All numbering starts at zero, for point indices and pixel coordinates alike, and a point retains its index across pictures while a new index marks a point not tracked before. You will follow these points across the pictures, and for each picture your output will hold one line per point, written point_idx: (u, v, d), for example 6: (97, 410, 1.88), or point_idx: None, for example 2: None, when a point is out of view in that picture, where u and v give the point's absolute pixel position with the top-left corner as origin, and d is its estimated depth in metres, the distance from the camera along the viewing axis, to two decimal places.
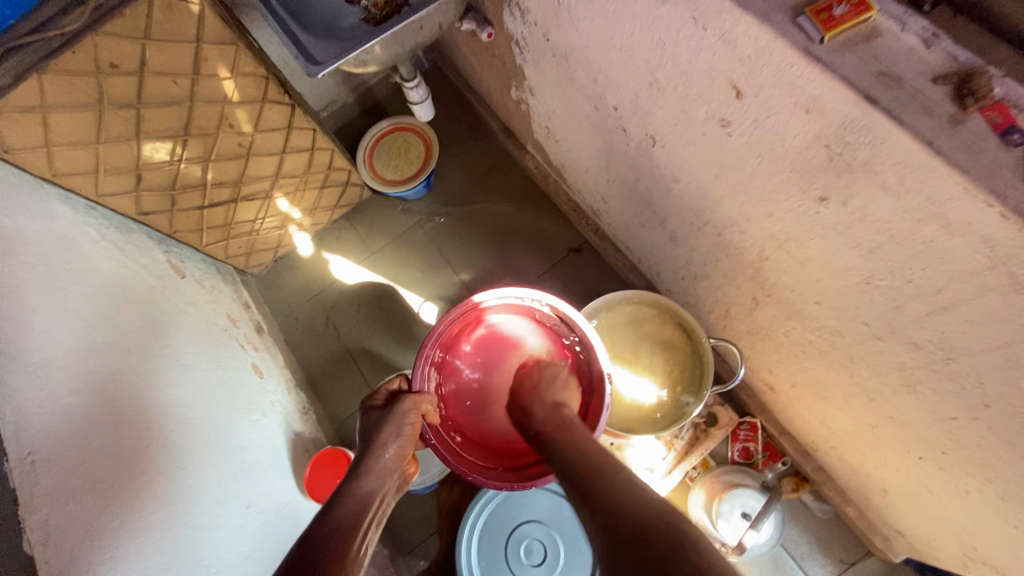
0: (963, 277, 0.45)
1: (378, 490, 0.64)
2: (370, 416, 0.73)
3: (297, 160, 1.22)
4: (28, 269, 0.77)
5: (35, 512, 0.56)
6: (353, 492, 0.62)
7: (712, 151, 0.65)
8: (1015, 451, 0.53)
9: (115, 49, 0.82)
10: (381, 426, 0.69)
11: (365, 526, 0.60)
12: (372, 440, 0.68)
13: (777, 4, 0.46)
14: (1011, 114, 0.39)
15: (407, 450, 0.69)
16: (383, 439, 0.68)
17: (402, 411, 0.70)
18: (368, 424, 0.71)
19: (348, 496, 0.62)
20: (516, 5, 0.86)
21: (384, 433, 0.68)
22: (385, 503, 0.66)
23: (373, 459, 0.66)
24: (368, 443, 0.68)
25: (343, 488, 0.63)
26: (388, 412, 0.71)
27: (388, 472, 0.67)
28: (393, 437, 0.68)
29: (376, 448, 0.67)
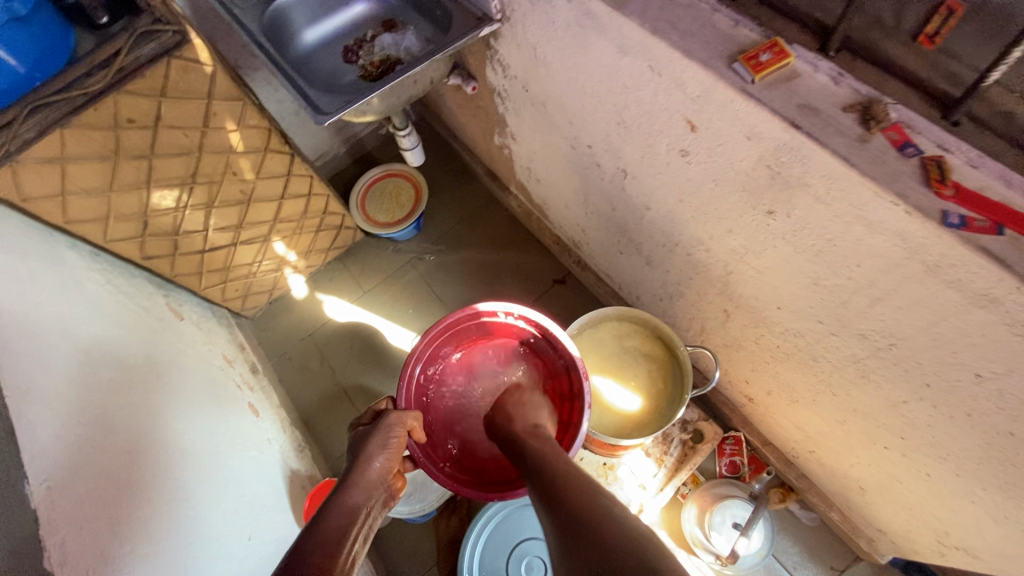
0: (888, 270, 0.53)
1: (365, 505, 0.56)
2: (357, 430, 0.66)
3: (294, 205, 1.30)
4: (39, 310, 0.81)
5: (53, 532, 0.57)
6: (335, 508, 0.54)
7: (675, 178, 0.74)
8: (958, 424, 0.60)
9: (134, 105, 0.90)
10: (365, 438, 0.63)
11: (352, 544, 0.51)
12: (356, 454, 0.61)
13: (717, 54, 0.56)
14: (905, 132, 0.48)
15: (394, 465, 0.62)
16: (369, 453, 0.61)
17: (388, 424, 0.64)
18: (351, 440, 0.65)
19: (328, 513, 0.53)
20: (497, 61, 0.98)
21: (370, 445, 0.62)
22: (371, 522, 0.57)
23: (357, 473, 0.58)
24: (352, 458, 0.61)
25: (324, 506, 0.54)
26: (375, 424, 0.65)
27: (376, 487, 0.59)
28: (380, 449, 0.62)
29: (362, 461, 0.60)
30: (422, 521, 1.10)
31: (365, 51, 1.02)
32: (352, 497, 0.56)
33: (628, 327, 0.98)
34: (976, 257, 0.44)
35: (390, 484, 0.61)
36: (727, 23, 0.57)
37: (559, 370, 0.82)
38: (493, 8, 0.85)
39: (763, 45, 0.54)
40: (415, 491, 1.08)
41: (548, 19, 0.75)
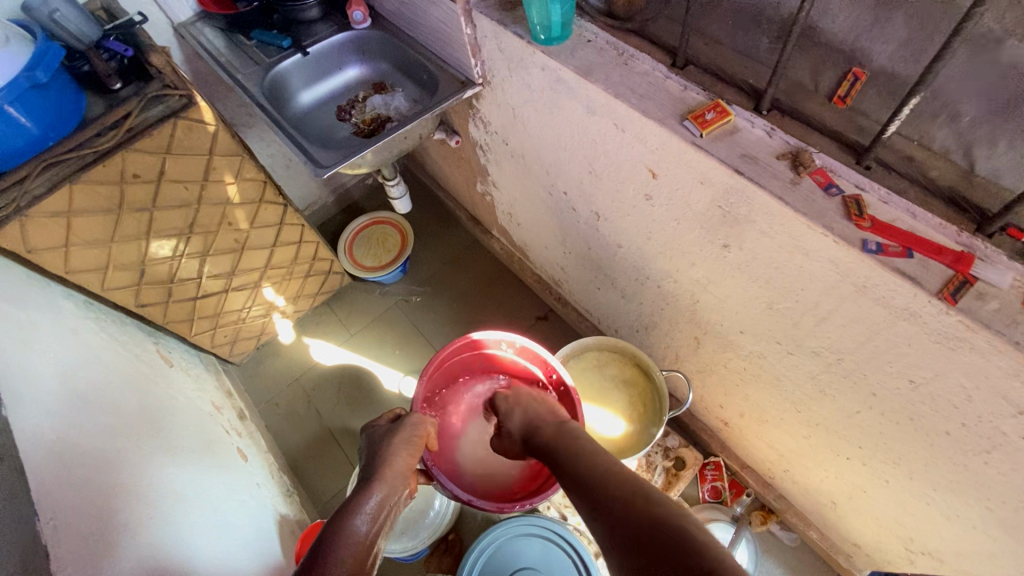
0: (827, 291, 0.61)
1: (389, 499, 0.60)
2: (375, 432, 0.72)
3: (286, 252, 1.36)
4: (40, 357, 0.84)
5: (61, 569, 0.58)
6: (363, 501, 0.58)
7: (643, 219, 0.83)
8: (903, 429, 0.66)
9: (141, 162, 0.96)
10: (391, 436, 0.69)
11: (377, 538, 0.56)
12: (381, 452, 0.66)
13: (670, 113, 0.65)
14: (829, 175, 0.58)
15: (413, 462, 0.67)
16: (392, 451, 0.66)
17: (413, 423, 0.72)
18: (374, 439, 0.70)
19: (353, 508, 0.57)
20: (479, 119, 1.08)
21: (395, 443, 0.68)
22: (395, 513, 0.61)
23: (382, 469, 0.63)
24: (376, 456, 0.66)
25: (349, 501, 0.58)
26: (399, 423, 0.72)
27: (400, 480, 0.63)
28: (402, 448, 0.67)
29: (386, 457, 0.65)
30: (412, 560, 1.09)
31: (357, 110, 1.12)
32: (378, 491, 0.60)
33: (607, 357, 1.04)
34: (893, 278, 0.52)
35: (410, 480, 0.66)
36: (677, 87, 0.67)
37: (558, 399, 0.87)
38: (475, 74, 0.95)
39: (708, 106, 0.64)
40: (407, 529, 1.09)
41: (524, 83, 0.85)
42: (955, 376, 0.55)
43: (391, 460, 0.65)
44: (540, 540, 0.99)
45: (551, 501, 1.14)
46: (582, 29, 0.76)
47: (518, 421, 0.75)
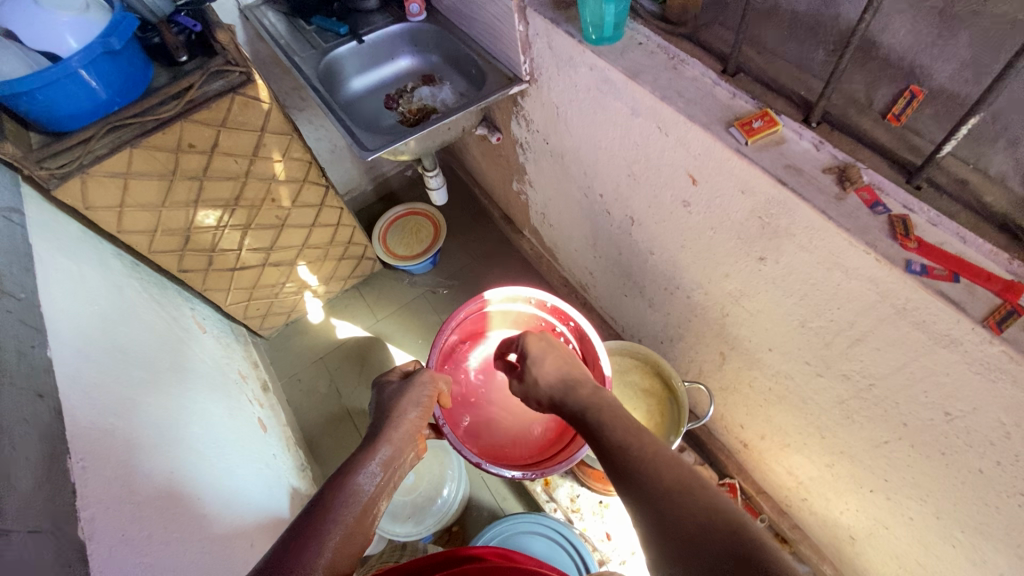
0: (864, 312, 0.60)
1: (393, 462, 0.63)
2: (389, 389, 0.73)
3: (323, 233, 1.39)
4: (87, 308, 0.88)
5: (85, 507, 0.61)
6: (365, 461, 0.60)
7: (678, 226, 0.82)
8: (934, 464, 0.64)
9: (197, 133, 1.01)
10: (401, 394, 0.70)
11: (378, 500, 0.58)
12: (389, 410, 0.68)
13: (716, 119, 0.65)
14: (875, 193, 0.56)
15: (421, 424, 0.69)
16: (402, 409, 0.68)
17: (422, 382, 0.73)
18: (385, 397, 0.72)
19: (357, 467, 0.59)
20: (522, 116, 1.09)
21: (404, 402, 0.69)
22: (399, 474, 0.64)
23: (390, 431, 0.65)
24: (387, 413, 0.68)
25: (353, 459, 0.61)
26: (409, 380, 0.73)
27: (406, 442, 0.66)
28: (412, 408, 0.69)
29: (396, 418, 0.67)
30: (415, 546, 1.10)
31: (404, 99, 1.15)
32: (382, 453, 0.62)
33: (629, 363, 1.04)
34: (937, 301, 0.51)
35: (417, 444, 0.68)
36: (726, 94, 0.67)
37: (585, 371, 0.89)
38: (523, 71, 0.97)
39: (755, 115, 0.63)
40: (413, 513, 1.10)
41: (571, 82, 0.86)
42: (993, 410, 0.53)
43: (398, 421, 0.67)
44: (546, 541, 0.98)
45: (559, 503, 1.14)
46: (634, 31, 0.76)
47: (546, 366, 0.73)
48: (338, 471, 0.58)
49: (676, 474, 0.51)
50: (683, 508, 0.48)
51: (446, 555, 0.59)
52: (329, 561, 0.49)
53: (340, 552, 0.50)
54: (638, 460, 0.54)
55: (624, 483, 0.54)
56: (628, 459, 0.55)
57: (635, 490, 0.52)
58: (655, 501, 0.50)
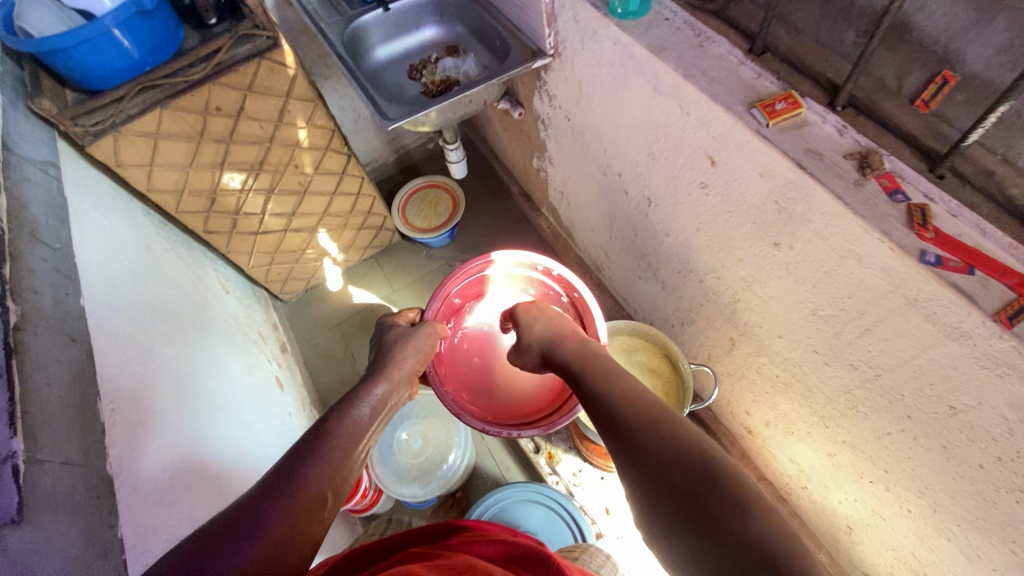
0: (875, 302, 0.59)
1: (387, 399, 0.67)
2: (396, 331, 0.78)
3: (343, 202, 1.41)
4: (117, 261, 0.92)
5: (113, 445, 0.66)
6: (361, 397, 0.64)
7: (694, 208, 0.82)
8: (935, 457, 0.64)
9: (224, 96, 1.03)
10: (404, 338, 0.75)
11: (373, 430, 0.62)
12: (391, 351, 0.73)
13: (738, 100, 0.64)
14: (896, 180, 0.55)
15: (418, 369, 0.74)
16: (402, 353, 0.73)
17: (426, 332, 0.77)
18: (389, 338, 0.76)
19: (356, 399, 0.64)
20: (545, 91, 1.08)
21: (404, 345, 0.74)
22: (393, 412, 0.69)
23: (388, 370, 0.70)
24: (388, 356, 0.73)
25: (353, 391, 0.65)
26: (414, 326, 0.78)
27: (402, 384, 0.70)
28: (411, 352, 0.74)
29: (395, 358, 0.72)
30: (419, 506, 1.14)
31: (427, 70, 1.14)
32: (377, 389, 0.66)
33: (637, 343, 1.05)
34: (948, 293, 0.50)
35: (412, 386, 0.73)
36: (750, 74, 0.66)
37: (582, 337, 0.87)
38: (548, 45, 0.96)
39: (779, 97, 0.62)
40: (420, 476, 1.14)
41: (594, 58, 0.85)
42: (998, 406, 0.53)
43: (397, 361, 0.72)
44: (546, 510, 1.00)
45: (561, 477, 1.16)
46: (661, 6, 0.75)
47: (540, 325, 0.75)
48: (338, 403, 0.63)
49: (648, 410, 0.54)
50: (653, 437, 0.51)
51: (439, 527, 0.66)
52: (330, 478, 0.53)
53: (339, 470, 0.54)
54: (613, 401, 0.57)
55: (602, 423, 0.57)
56: (605, 400, 0.58)
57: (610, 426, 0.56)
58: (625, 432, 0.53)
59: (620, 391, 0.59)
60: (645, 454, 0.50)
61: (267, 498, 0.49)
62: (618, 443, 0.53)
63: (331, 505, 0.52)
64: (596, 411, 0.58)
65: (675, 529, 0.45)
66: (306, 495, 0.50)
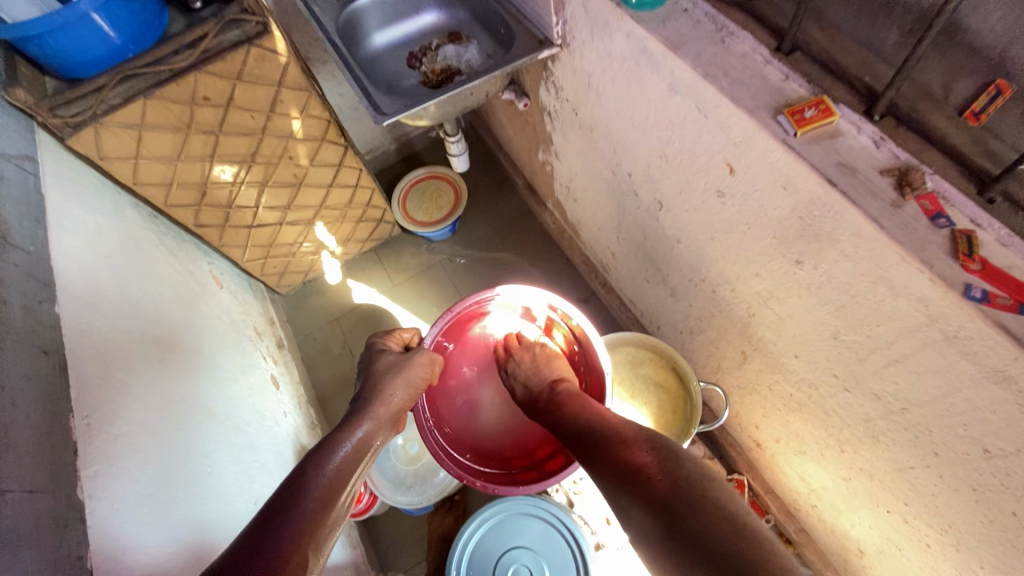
0: (907, 333, 0.54)
1: (370, 439, 0.69)
2: (385, 360, 0.81)
3: (341, 194, 1.36)
4: (102, 262, 0.88)
5: (87, 465, 0.62)
6: (343, 441, 0.66)
7: (709, 217, 0.76)
8: (964, 499, 0.59)
9: (211, 85, 0.97)
10: (394, 372, 0.79)
11: (352, 480, 0.62)
12: (378, 385, 0.77)
13: (763, 104, 0.58)
14: (940, 203, 0.50)
15: (405, 403, 0.78)
16: (390, 387, 0.77)
17: (419, 362, 0.82)
18: (379, 368, 0.79)
19: (336, 442, 0.65)
20: (552, 83, 1.01)
21: (392, 380, 0.78)
22: (374, 451, 0.70)
23: (375, 407, 0.73)
24: (375, 391, 0.75)
25: (335, 434, 0.67)
26: (407, 358, 0.82)
27: (384, 423, 0.73)
28: (398, 388, 0.77)
29: (383, 394, 0.75)
30: (415, 512, 1.12)
31: (428, 58, 1.08)
32: (359, 432, 0.69)
33: (643, 355, 1.01)
34: (994, 334, 0.45)
35: (395, 424, 0.76)
36: (777, 76, 0.59)
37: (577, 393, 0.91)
38: (555, 34, 0.89)
39: (809, 102, 0.56)
40: (417, 482, 1.11)
41: (605, 51, 0.78)
42: None
43: (385, 398, 0.75)
44: (545, 524, 0.97)
45: (561, 485, 1.13)
46: None
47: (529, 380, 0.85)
48: (319, 447, 0.64)
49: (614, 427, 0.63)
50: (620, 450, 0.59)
51: None
52: (308, 538, 0.51)
53: (317, 526, 0.53)
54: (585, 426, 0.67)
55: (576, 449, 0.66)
56: (577, 428, 0.68)
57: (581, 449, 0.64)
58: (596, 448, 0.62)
59: (606, 420, 0.66)
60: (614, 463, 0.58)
61: (240, 565, 0.46)
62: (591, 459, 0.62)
63: (312, 562, 0.50)
64: (582, 438, 0.66)
65: (660, 542, 0.48)
66: (284, 557, 0.48)
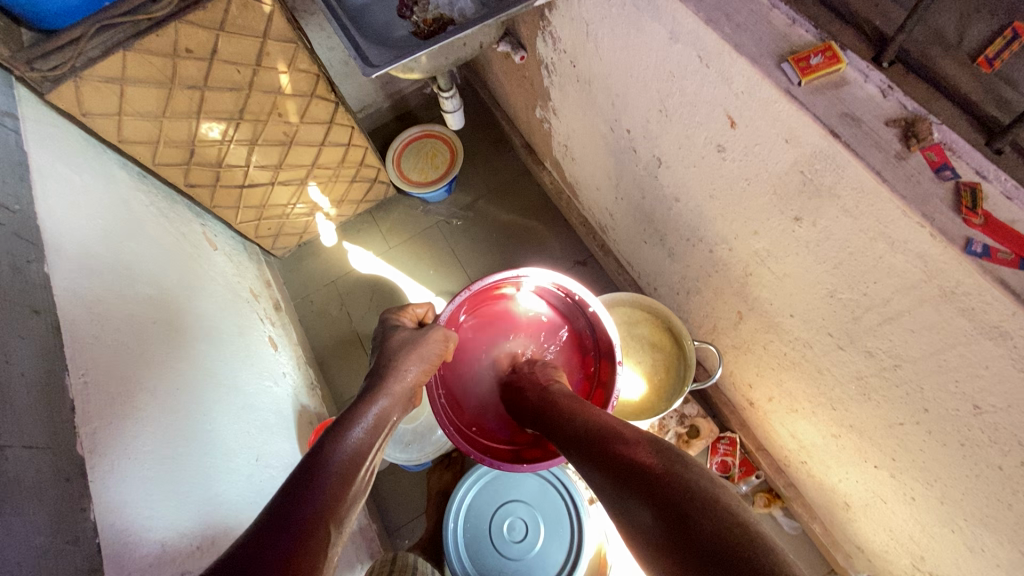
0: (903, 290, 0.53)
1: (387, 415, 0.69)
2: (400, 337, 0.81)
3: (333, 153, 1.33)
4: (92, 222, 0.86)
5: (86, 423, 0.63)
6: (361, 418, 0.66)
7: (708, 173, 0.74)
8: (950, 453, 0.60)
9: (194, 36, 0.93)
10: (409, 350, 0.78)
11: (370, 455, 0.63)
12: (394, 362, 0.76)
13: (767, 51, 0.55)
14: (945, 154, 0.48)
15: (422, 379, 0.77)
16: (405, 362, 0.76)
17: (434, 339, 0.81)
18: (394, 346, 0.79)
19: (353, 420, 0.65)
20: (549, 33, 0.97)
21: (408, 358, 0.77)
22: (390, 427, 0.70)
23: (391, 385, 0.72)
24: (390, 366, 0.75)
25: (354, 410, 0.67)
26: (421, 336, 0.81)
27: (400, 401, 0.73)
28: (414, 364, 0.76)
29: (399, 371, 0.74)
30: (414, 469, 1.15)
31: (419, 6, 1.01)
32: (375, 409, 0.68)
33: (638, 316, 1.01)
34: (991, 289, 0.44)
35: (411, 399, 0.76)
36: (783, 20, 0.56)
37: (590, 378, 0.92)
38: None
39: (815, 49, 0.53)
40: (415, 440, 1.13)
41: None
42: None
43: (400, 374, 0.74)
44: (539, 480, 1.00)
45: None
46: None
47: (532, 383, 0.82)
48: (336, 424, 0.64)
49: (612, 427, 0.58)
50: (619, 451, 0.53)
51: None
52: (330, 512, 0.52)
53: (339, 500, 0.54)
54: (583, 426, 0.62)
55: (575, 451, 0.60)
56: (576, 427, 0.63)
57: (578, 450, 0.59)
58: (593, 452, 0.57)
59: (599, 420, 0.62)
60: (614, 467, 0.52)
61: (267, 538, 0.48)
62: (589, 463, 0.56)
63: (336, 536, 0.51)
64: (579, 439, 0.60)
65: (657, 538, 0.44)
66: (309, 532, 0.49)
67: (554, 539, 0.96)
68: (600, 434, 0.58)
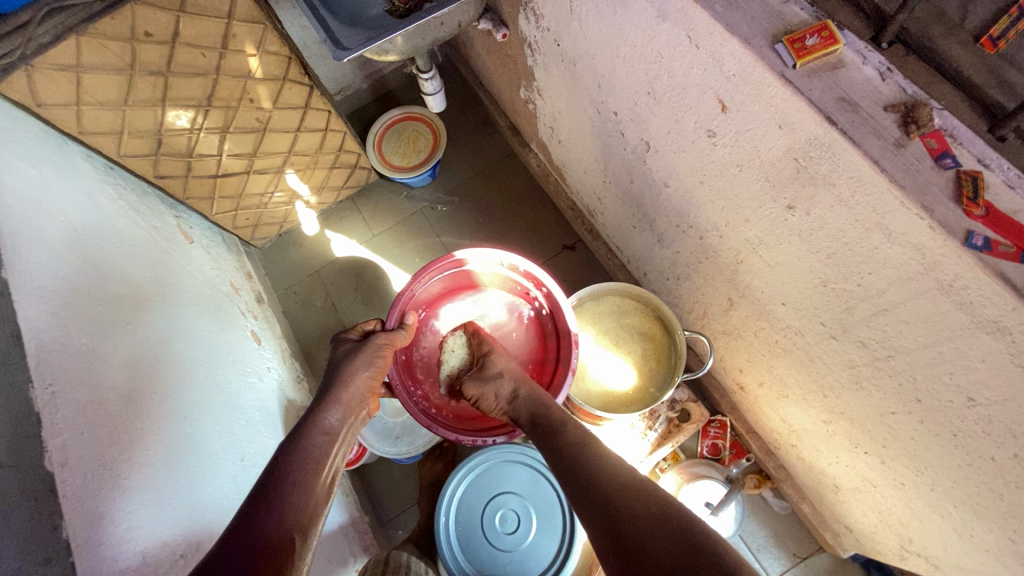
0: (899, 282, 0.52)
1: (344, 421, 0.70)
2: (345, 347, 0.80)
3: (310, 139, 1.28)
4: (56, 220, 0.81)
5: (55, 436, 0.60)
6: (317, 425, 0.67)
7: (698, 158, 0.71)
8: (943, 444, 0.60)
9: (152, 18, 0.87)
10: (355, 356, 0.78)
11: (330, 459, 0.64)
12: (345, 368, 0.76)
13: (760, 31, 0.52)
14: (946, 141, 0.46)
15: (373, 382, 0.77)
16: (354, 368, 0.76)
17: (376, 345, 0.80)
18: (338, 358, 0.78)
19: (311, 426, 0.66)
20: (531, 11, 0.92)
21: (358, 362, 0.77)
22: (352, 430, 0.72)
23: (341, 391, 0.72)
24: (339, 374, 0.75)
25: (309, 417, 0.68)
26: (363, 346, 0.80)
27: (356, 403, 0.73)
28: (364, 367, 0.77)
29: (347, 378, 0.74)
30: (406, 462, 1.14)
31: None
32: (329, 415, 0.69)
33: (628, 304, 0.99)
34: (992, 284, 0.43)
35: (368, 402, 0.76)
36: None
37: (549, 362, 0.93)
38: None
39: (811, 28, 0.50)
40: (404, 434, 1.12)
41: None
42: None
43: (349, 381, 0.74)
44: (530, 471, 0.99)
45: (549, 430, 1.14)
46: None
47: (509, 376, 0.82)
48: (292, 432, 0.65)
49: (621, 477, 0.59)
50: (630, 508, 0.54)
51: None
52: (292, 522, 0.54)
53: (303, 510, 0.56)
54: (587, 463, 0.62)
55: (575, 491, 0.60)
56: (578, 465, 0.62)
57: (580, 491, 0.60)
58: (597, 501, 0.57)
59: (605, 462, 0.62)
60: (623, 529, 0.53)
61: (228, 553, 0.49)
62: (589, 512, 0.57)
63: (302, 544, 0.53)
64: (581, 481, 0.60)
65: None
66: (275, 545, 0.51)
67: (546, 530, 0.95)
68: (607, 483, 0.58)
